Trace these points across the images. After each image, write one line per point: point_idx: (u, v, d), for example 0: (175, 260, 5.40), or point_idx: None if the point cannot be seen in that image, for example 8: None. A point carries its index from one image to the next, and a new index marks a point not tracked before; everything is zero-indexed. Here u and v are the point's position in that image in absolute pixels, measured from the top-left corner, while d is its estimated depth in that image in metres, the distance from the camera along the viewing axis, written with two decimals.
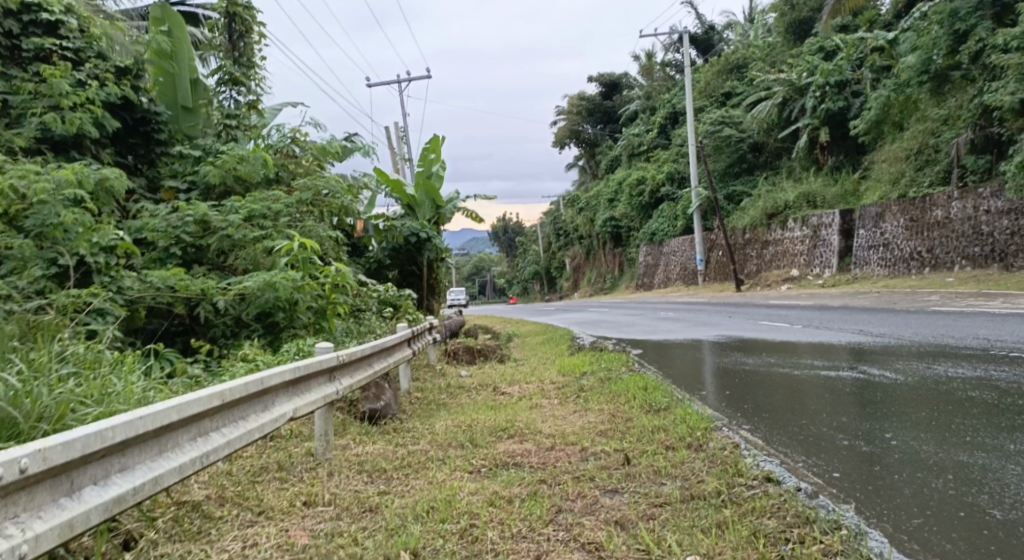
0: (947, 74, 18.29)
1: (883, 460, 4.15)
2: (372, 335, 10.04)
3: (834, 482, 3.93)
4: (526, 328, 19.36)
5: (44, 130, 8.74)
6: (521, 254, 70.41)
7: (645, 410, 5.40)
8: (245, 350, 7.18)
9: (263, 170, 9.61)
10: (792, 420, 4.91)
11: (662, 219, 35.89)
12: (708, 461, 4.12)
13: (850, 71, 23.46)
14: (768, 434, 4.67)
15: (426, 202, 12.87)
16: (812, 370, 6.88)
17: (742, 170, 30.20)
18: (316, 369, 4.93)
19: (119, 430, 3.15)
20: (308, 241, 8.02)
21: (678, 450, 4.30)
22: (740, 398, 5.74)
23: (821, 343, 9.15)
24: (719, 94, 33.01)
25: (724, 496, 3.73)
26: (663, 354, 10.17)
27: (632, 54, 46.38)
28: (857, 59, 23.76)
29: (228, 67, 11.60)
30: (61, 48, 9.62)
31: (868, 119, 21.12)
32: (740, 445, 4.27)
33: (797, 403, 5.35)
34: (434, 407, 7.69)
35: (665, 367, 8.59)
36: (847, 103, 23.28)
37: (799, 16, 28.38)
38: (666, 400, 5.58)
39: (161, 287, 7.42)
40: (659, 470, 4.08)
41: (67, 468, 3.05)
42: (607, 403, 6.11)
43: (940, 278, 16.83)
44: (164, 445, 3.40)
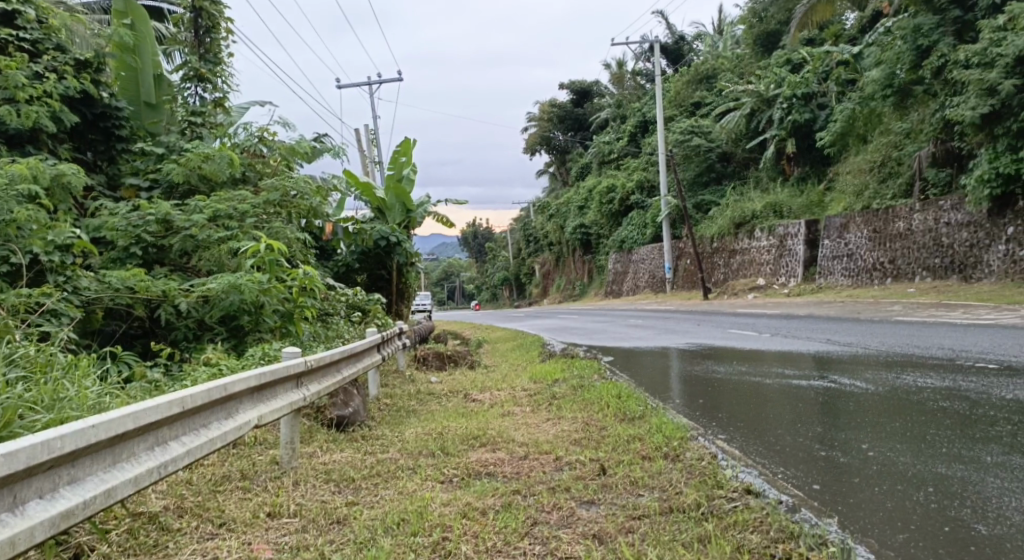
0: (910, 89, 18.05)
1: (862, 471, 4.10)
2: (340, 340, 9.85)
3: (814, 495, 3.87)
4: (496, 334, 19.24)
5: None
6: (490, 260, 70.27)
7: (619, 418, 5.31)
8: (208, 355, 6.99)
9: (229, 170, 9.41)
10: (768, 430, 4.85)
11: (631, 227, 35.98)
12: (686, 472, 4.04)
13: (817, 83, 23.70)
14: (745, 444, 4.60)
15: (397, 205, 12.73)
16: (785, 378, 6.84)
17: (711, 180, 30.37)
18: (282, 374, 4.77)
19: (68, 439, 2.98)
20: (276, 243, 7.81)
21: (654, 461, 4.21)
22: (714, 406, 5.67)
23: (790, 352, 9.15)
24: (689, 103, 33.19)
25: (704, 509, 3.64)
26: (632, 362, 10.10)
27: (603, 62, 46.53)
28: (823, 72, 23.94)
29: (194, 63, 11.39)
30: (17, 39, 9.28)
31: (834, 131, 21.23)
32: (717, 456, 4.20)
33: (771, 412, 5.29)
34: (403, 414, 7.54)
35: (636, 375, 8.52)
36: (814, 114, 23.50)
37: (767, 28, 28.65)
38: (640, 408, 5.49)
39: (120, 288, 7.18)
40: (635, 481, 3.99)
41: (8, 481, 2.86)
42: (580, 411, 6.01)
43: (902, 289, 16.99)
44: (119, 455, 3.22)
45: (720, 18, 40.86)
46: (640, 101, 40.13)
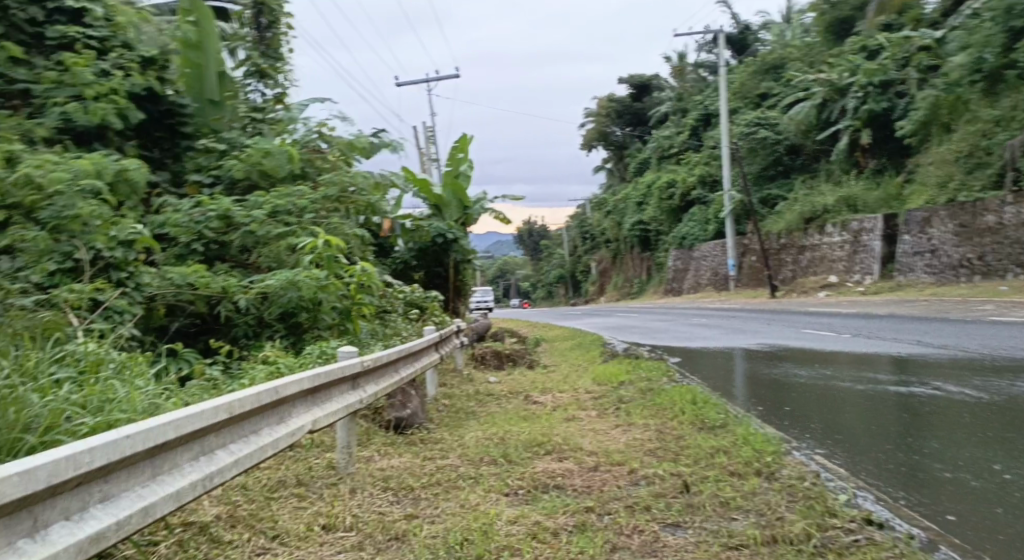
0: (1000, 73, 18.03)
1: (1004, 499, 3.60)
2: (399, 339, 9.60)
3: (953, 527, 3.39)
4: (556, 332, 18.90)
5: (66, 121, 8.45)
6: (546, 257, 69.92)
7: (697, 426, 4.90)
8: (266, 353, 6.78)
9: (288, 166, 9.25)
10: (870, 445, 4.39)
11: (692, 223, 35.27)
12: (785, 495, 3.62)
13: (894, 71, 22.90)
14: (850, 461, 4.14)
15: (453, 202, 12.46)
16: (874, 384, 6.34)
17: (777, 174, 29.50)
18: (338, 375, 4.49)
19: (99, 452, 2.64)
20: (333, 238, 7.59)
21: (745, 478, 3.82)
22: (803, 415, 5.20)
23: (877, 353, 8.63)
24: (754, 95, 32.34)
25: (814, 541, 3.20)
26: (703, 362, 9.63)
27: (664, 55, 45.82)
28: (902, 58, 23.00)
29: (256, 59, 11.28)
30: (85, 37, 9.35)
31: (918, 119, 20.72)
32: (823, 478, 3.76)
33: (873, 424, 4.81)
34: (463, 416, 7.22)
35: (709, 377, 8.07)
36: (892, 103, 22.72)
37: (839, 16, 27.72)
38: (721, 416, 5.07)
39: (182, 284, 7.04)
40: (726, 503, 3.59)
41: (28, 499, 2.55)
42: (652, 417, 5.60)
43: (992, 286, 16.10)
44: (157, 468, 2.92)
45: (788, 8, 39.84)
46: (701, 94, 39.35)
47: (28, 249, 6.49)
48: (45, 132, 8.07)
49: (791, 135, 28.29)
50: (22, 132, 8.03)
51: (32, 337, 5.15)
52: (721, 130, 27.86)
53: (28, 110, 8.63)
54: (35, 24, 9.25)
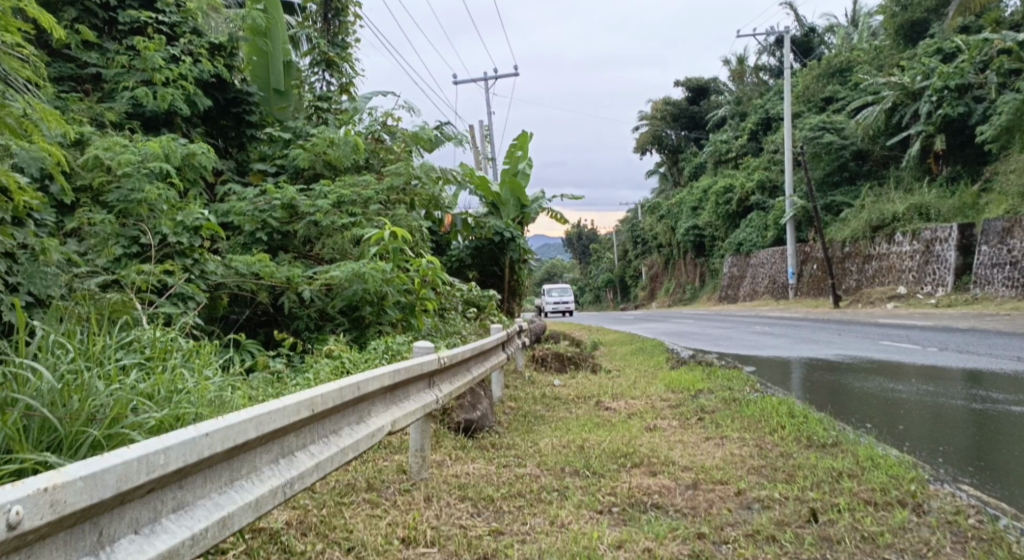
0: None
1: None
2: (461, 337, 9.27)
3: None
4: (611, 335, 18.45)
5: (135, 106, 8.29)
6: (594, 261, 69.34)
7: (805, 444, 4.48)
8: (330, 346, 6.50)
9: (353, 155, 8.96)
10: (1021, 476, 3.95)
11: (750, 229, 34.51)
12: (948, 534, 3.22)
13: (973, 74, 21.93)
14: (1010, 495, 3.70)
15: (511, 200, 12.04)
16: (989, 403, 5.87)
17: (843, 180, 28.61)
18: (416, 372, 4.13)
19: (174, 455, 2.34)
20: (400, 229, 7.27)
21: (891, 510, 3.42)
22: (929, 438, 4.75)
23: (976, 369, 8.06)
24: (819, 98, 31.47)
25: None
26: (783, 371, 9.18)
27: (723, 57, 45.06)
28: (981, 62, 22.03)
29: (323, 47, 10.97)
30: (156, 22, 9.21)
31: (997, 126, 19.69)
32: (996, 517, 3.34)
33: (1017, 452, 4.35)
34: (531, 420, 6.86)
35: (795, 388, 7.63)
36: (969, 108, 21.77)
37: (911, 18, 26.79)
38: (831, 433, 4.63)
39: (246, 274, 6.80)
40: (871, 538, 3.20)
41: (90, 511, 2.20)
42: (746, 431, 5.17)
43: None
44: (236, 472, 2.60)
45: (855, 10, 38.82)
46: (762, 97, 38.52)
47: (96, 233, 6.29)
48: (114, 116, 7.87)
49: (859, 140, 27.42)
50: (93, 116, 7.88)
51: (99, 320, 4.89)
52: (785, 133, 27.12)
53: (98, 94, 8.53)
54: (108, 8, 9.19)
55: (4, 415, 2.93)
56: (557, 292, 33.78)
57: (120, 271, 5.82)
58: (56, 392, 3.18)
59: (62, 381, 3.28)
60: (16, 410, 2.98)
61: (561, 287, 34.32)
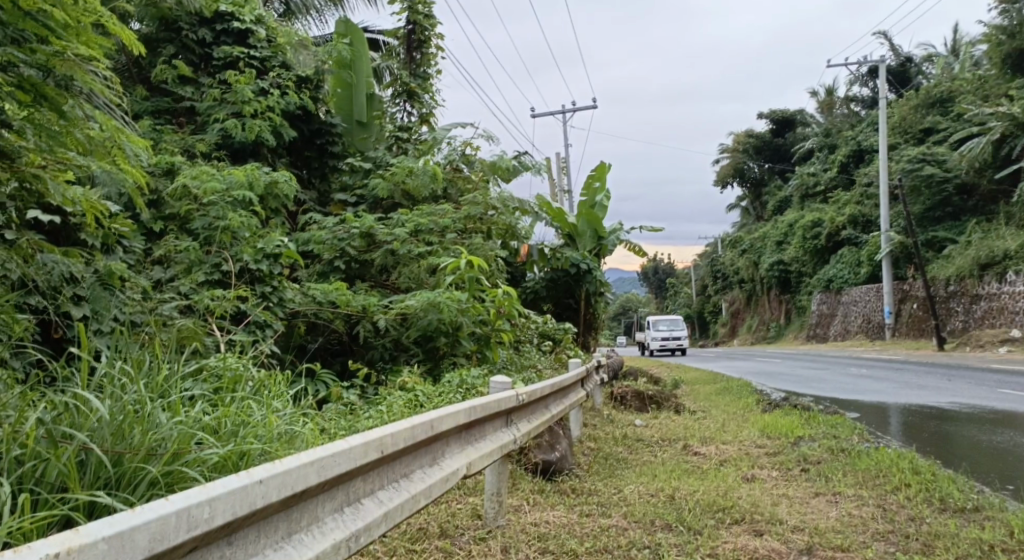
0: None
1: None
2: (538, 373, 8.88)
3: None
4: (695, 372, 17.82)
5: (225, 138, 8.18)
6: (672, 295, 68.25)
7: (936, 509, 4.18)
8: (404, 379, 6.21)
9: (432, 184, 8.70)
10: None
11: (841, 265, 33.34)
12: None
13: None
14: None
15: (588, 232, 11.65)
16: None
17: (946, 215, 27.39)
18: (493, 408, 3.78)
19: (220, 507, 2.05)
20: (477, 258, 6.95)
21: None
22: None
23: None
24: (918, 129, 30.40)
25: None
26: (895, 421, 8.72)
27: (812, 89, 44.06)
28: None
29: (404, 78, 10.80)
30: (248, 56, 9.09)
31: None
32: None
33: None
34: (613, 462, 6.43)
35: (912, 440, 7.21)
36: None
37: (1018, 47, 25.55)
38: (964, 499, 4.30)
39: (323, 302, 6.66)
40: None
41: None
42: (863, 488, 4.82)
43: None
44: (294, 524, 2.29)
45: (956, 39, 37.46)
46: (853, 129, 37.32)
47: (179, 259, 6.12)
48: (204, 147, 7.76)
49: (962, 173, 26.18)
50: (183, 147, 7.79)
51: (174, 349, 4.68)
52: (880, 165, 26.08)
53: (191, 126, 8.47)
54: (204, 44, 9.17)
55: (59, 450, 2.68)
56: (667, 323, 29.14)
57: (195, 295, 5.64)
58: (115, 427, 2.92)
59: (125, 413, 3.02)
60: (71, 445, 2.72)
61: (671, 318, 29.79)
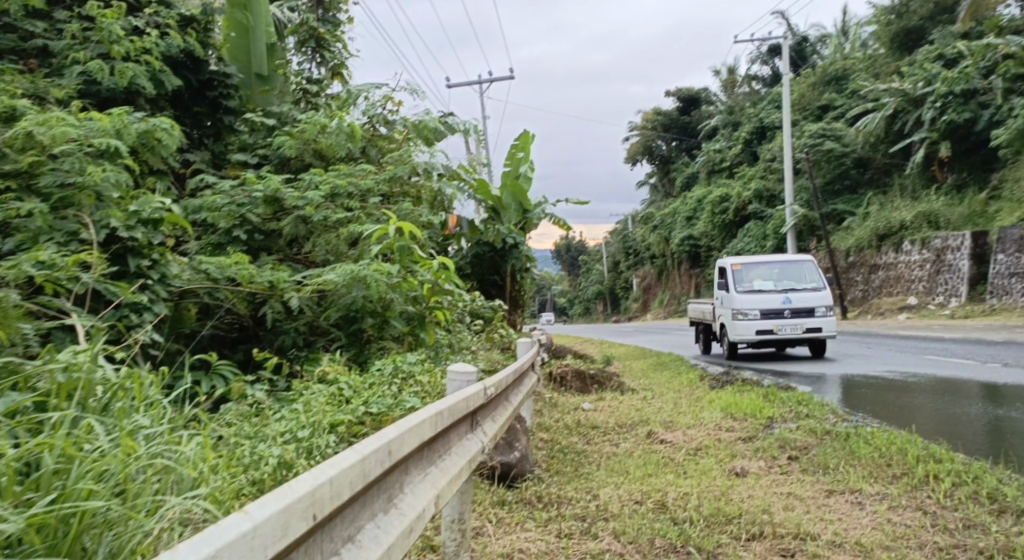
0: None
1: None
2: (472, 357, 7.88)
3: None
4: (618, 350, 17.09)
5: (89, 83, 6.85)
6: (583, 273, 67.84)
7: (986, 509, 4.02)
8: (323, 368, 5.19)
9: (348, 144, 7.66)
10: None
11: (749, 239, 32.35)
12: None
13: (979, 78, 20.93)
14: None
15: (513, 205, 10.57)
16: None
17: (845, 188, 27.38)
18: (457, 412, 2.99)
19: None
20: (408, 224, 5.94)
21: None
22: None
23: None
24: (815, 107, 30.16)
25: None
26: (846, 391, 8.44)
27: (713, 67, 44.19)
28: (985, 67, 21.09)
29: (311, 23, 9.45)
30: None
31: (1013, 129, 18.26)
32: None
33: None
34: (575, 457, 5.56)
35: (888, 415, 6.93)
36: (976, 114, 20.74)
37: (906, 26, 25.80)
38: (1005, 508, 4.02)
39: (220, 279, 5.49)
40: None
41: None
42: (881, 486, 4.45)
43: None
44: None
45: (845, 20, 37.86)
46: (756, 106, 37.33)
47: (23, 227, 4.84)
48: (60, 92, 6.42)
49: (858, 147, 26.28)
50: (33, 91, 6.42)
51: None
52: (785, 139, 25.95)
53: (47, 71, 7.09)
54: None
55: None
56: (770, 277, 12.31)
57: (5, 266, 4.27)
58: None
59: None
60: None
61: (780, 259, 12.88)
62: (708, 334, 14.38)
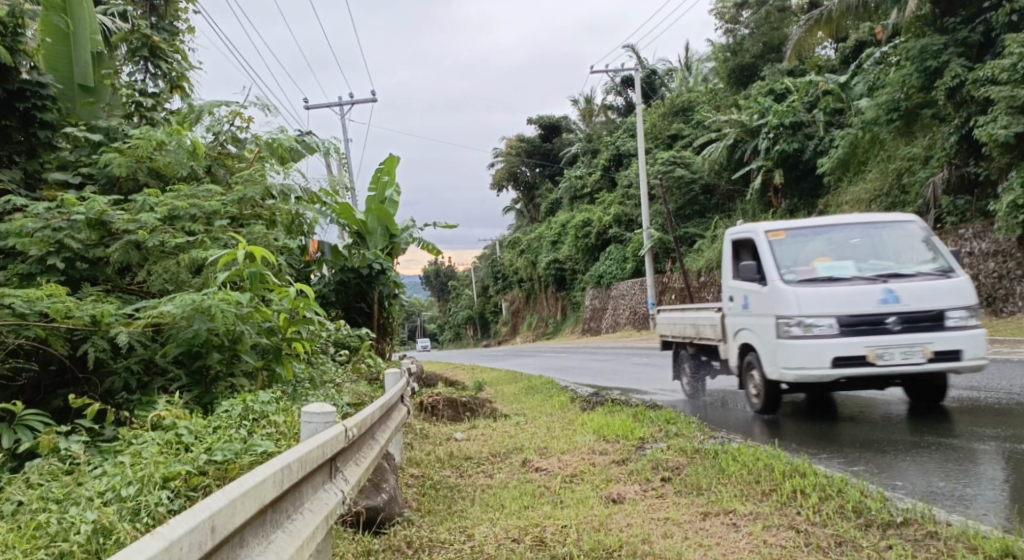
0: (916, 113, 16.19)
1: None
2: (337, 390, 7.40)
3: None
4: (491, 375, 16.81)
5: None
6: (454, 300, 67.43)
7: (853, 523, 3.98)
8: (158, 412, 4.68)
9: (189, 162, 7.15)
10: None
11: (610, 262, 33.85)
12: None
13: (804, 112, 22.17)
14: None
15: (379, 230, 10.19)
16: (975, 439, 5.76)
17: (694, 213, 28.33)
18: (300, 473, 2.82)
19: None
20: (258, 248, 5.45)
21: None
22: (976, 500, 4.44)
23: (900, 395, 7.84)
24: (666, 135, 31.14)
25: None
26: (706, 405, 8.52)
27: (572, 98, 45.11)
28: (810, 101, 22.39)
29: (144, 31, 8.80)
30: None
31: (833, 159, 19.05)
32: None
33: None
34: (448, 493, 5.20)
35: (748, 429, 7.03)
36: (802, 144, 21.87)
37: (741, 62, 27.11)
38: (871, 521, 3.98)
39: (29, 314, 4.98)
40: None
41: None
42: (748, 503, 4.37)
43: None
44: None
45: (689, 54, 39.55)
46: (612, 134, 38.31)
47: None
48: None
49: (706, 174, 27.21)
50: None
51: None
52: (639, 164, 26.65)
53: None
54: None
55: None
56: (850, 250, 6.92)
57: None
58: None
59: None
60: None
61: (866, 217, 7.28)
62: (700, 367, 8.95)
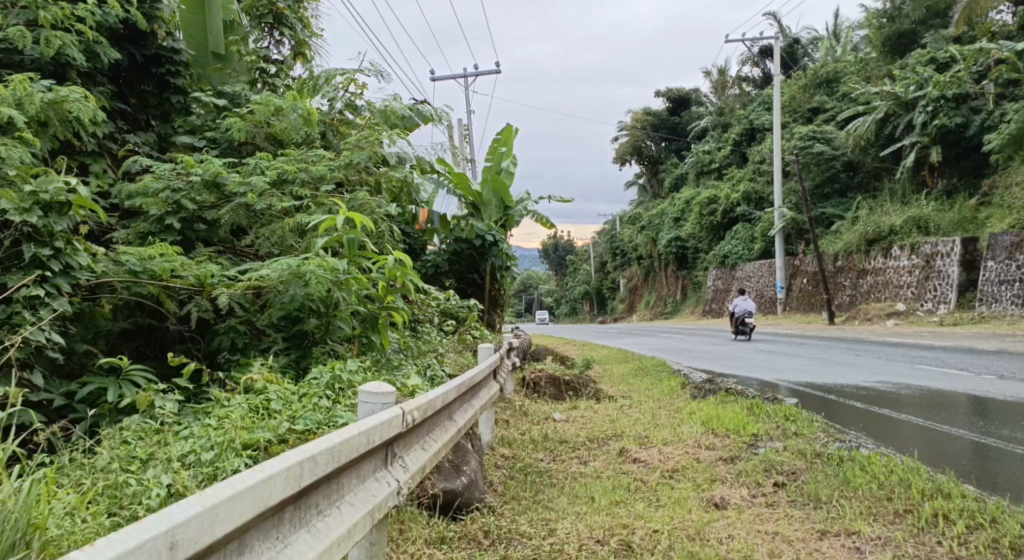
0: None
1: None
2: (441, 360, 7.25)
3: None
4: (601, 352, 16.41)
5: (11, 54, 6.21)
6: (572, 274, 66.91)
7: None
8: (251, 375, 4.62)
9: (305, 127, 7.09)
10: None
11: (736, 241, 32.65)
12: None
13: (970, 83, 20.54)
14: None
15: (494, 201, 9.86)
16: None
17: (834, 192, 26.75)
18: (329, 467, 2.84)
19: None
20: (358, 215, 5.30)
21: None
22: None
23: None
24: (806, 109, 29.51)
25: None
26: (829, 403, 7.89)
27: (705, 69, 43.56)
28: (978, 71, 20.65)
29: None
30: None
31: (1005, 134, 18.21)
32: None
33: None
34: (540, 478, 4.95)
35: (874, 431, 6.47)
36: (967, 119, 20.39)
37: (899, 29, 25.27)
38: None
39: (140, 271, 4.96)
40: None
41: None
42: (877, 526, 3.92)
43: None
44: None
45: (837, 22, 37.38)
46: (746, 107, 36.79)
47: None
48: None
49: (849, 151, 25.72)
50: None
51: None
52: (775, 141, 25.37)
53: None
54: None
55: None
56: None
57: None
58: None
59: None
60: None
61: None
62: None
